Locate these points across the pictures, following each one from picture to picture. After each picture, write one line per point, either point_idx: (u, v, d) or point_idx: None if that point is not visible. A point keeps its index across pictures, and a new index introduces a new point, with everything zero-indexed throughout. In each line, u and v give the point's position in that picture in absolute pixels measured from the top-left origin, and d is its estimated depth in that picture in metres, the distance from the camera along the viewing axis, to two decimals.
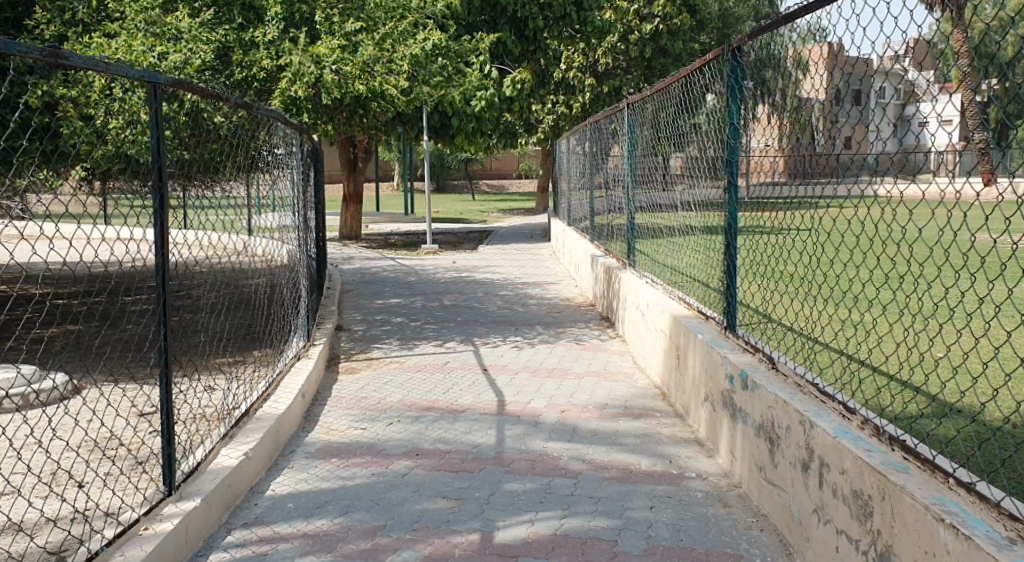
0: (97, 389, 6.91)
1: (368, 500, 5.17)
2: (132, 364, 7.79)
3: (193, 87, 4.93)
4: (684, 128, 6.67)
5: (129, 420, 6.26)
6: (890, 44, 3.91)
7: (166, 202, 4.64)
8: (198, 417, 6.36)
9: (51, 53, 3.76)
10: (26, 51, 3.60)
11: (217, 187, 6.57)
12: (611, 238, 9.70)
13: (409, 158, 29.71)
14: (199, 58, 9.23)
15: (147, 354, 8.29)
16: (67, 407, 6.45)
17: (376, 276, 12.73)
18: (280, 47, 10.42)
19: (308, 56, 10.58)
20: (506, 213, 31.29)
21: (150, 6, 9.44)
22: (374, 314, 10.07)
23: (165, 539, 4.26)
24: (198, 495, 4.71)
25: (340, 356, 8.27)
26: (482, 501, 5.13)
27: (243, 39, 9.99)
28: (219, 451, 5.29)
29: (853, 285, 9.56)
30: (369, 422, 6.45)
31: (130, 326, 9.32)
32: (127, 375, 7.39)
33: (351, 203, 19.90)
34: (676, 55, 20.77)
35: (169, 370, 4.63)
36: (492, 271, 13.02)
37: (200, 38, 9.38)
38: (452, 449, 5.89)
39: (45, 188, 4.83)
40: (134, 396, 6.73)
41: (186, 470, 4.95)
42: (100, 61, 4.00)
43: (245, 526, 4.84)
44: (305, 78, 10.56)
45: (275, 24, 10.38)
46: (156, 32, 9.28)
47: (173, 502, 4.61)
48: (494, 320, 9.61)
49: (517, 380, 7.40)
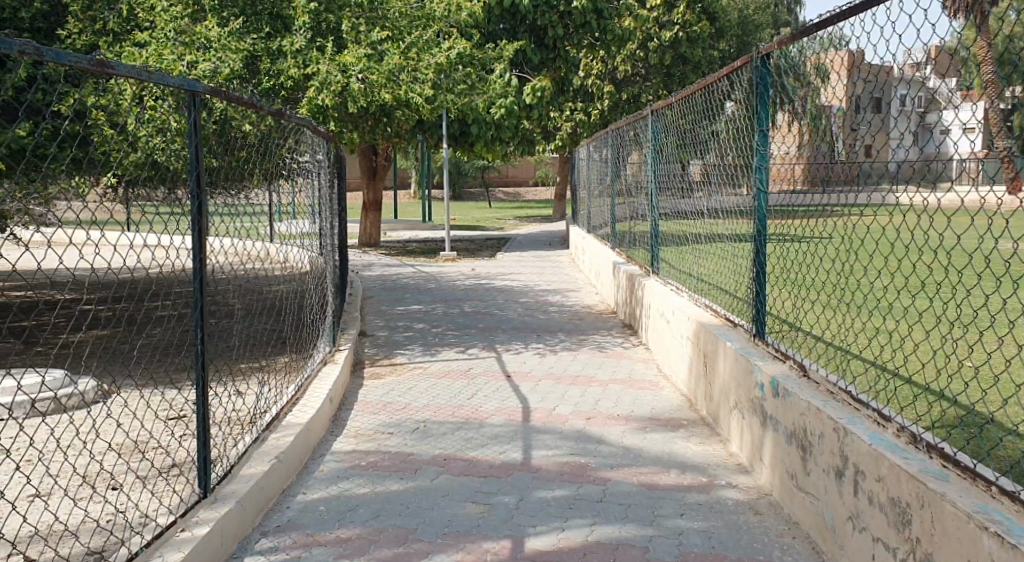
0: (134, 394, 7.05)
1: (399, 504, 5.22)
2: (166, 371, 7.95)
3: (231, 96, 5.05)
4: (707, 137, 6.74)
5: (167, 424, 6.38)
6: (909, 53, 3.99)
7: (205, 208, 4.69)
8: (232, 420, 6.43)
9: (99, 63, 3.88)
10: (77, 62, 3.75)
11: (242, 195, 6.59)
12: (634, 246, 9.65)
13: (428, 166, 29.80)
14: (228, 67, 9.45)
15: (177, 358, 8.47)
16: (106, 409, 6.62)
17: (396, 283, 12.79)
18: (306, 56, 10.27)
19: (335, 65, 10.33)
20: (526, 219, 31.42)
21: (178, 16, 9.70)
22: (394, 321, 10.12)
23: (202, 541, 4.30)
24: (233, 497, 4.76)
25: (365, 361, 8.34)
26: (511, 507, 5.17)
27: (271, 48, 10.16)
28: (252, 454, 5.34)
29: (893, 297, 9.58)
30: (395, 428, 6.51)
31: (160, 332, 9.48)
32: (161, 382, 7.55)
33: (370, 211, 19.73)
34: (697, 63, 19.52)
35: (206, 377, 4.66)
36: (512, 277, 13.16)
37: (229, 47, 9.58)
38: (480, 456, 5.94)
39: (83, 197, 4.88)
40: (169, 400, 6.85)
41: (219, 473, 5.01)
42: (142, 70, 4.08)
43: (278, 531, 4.88)
44: (332, 87, 10.26)
45: (303, 32, 10.35)
46: (186, 41, 9.53)
47: (208, 504, 4.66)
48: (516, 327, 9.64)
49: (541, 387, 7.44)
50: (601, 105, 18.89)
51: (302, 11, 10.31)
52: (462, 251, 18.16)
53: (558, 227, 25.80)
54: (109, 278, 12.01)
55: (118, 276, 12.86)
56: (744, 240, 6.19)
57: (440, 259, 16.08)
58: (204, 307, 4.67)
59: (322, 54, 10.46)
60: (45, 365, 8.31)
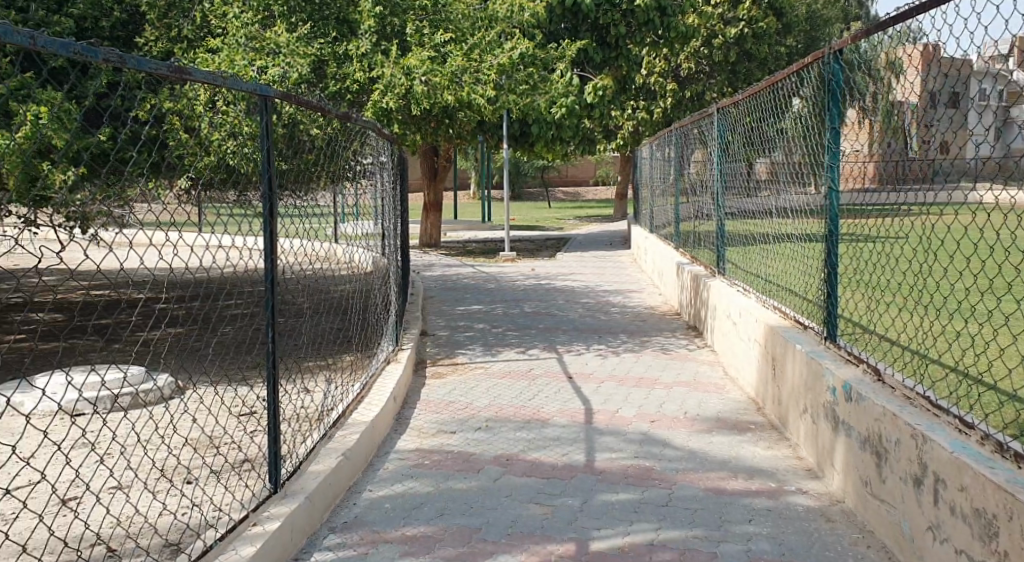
0: (205, 393, 7.16)
1: (462, 503, 5.19)
2: (235, 370, 8.08)
3: (302, 101, 5.13)
4: (774, 135, 6.59)
5: (236, 423, 6.46)
6: (992, 45, 3.85)
7: (274, 210, 4.79)
8: (300, 417, 6.48)
9: (178, 70, 3.99)
10: (156, 68, 3.86)
11: (307, 196, 6.60)
12: (699, 247, 9.49)
13: (489, 166, 29.80)
14: (296, 71, 9.56)
15: (248, 358, 8.68)
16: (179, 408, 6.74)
17: (457, 283, 12.79)
18: (372, 59, 10.45)
19: (399, 68, 10.50)
20: (588, 218, 31.26)
21: (248, 22, 9.79)
22: (455, 321, 10.10)
23: (272, 536, 4.32)
24: (302, 493, 4.78)
25: (427, 361, 8.33)
26: (575, 509, 5.09)
27: (337, 53, 10.25)
28: (319, 451, 5.35)
29: (972, 299, 9.29)
30: (457, 428, 6.47)
31: (230, 331, 9.63)
32: (233, 380, 7.75)
33: (430, 211, 19.77)
34: (763, 59, 19.52)
35: (275, 373, 4.74)
36: (573, 277, 13.07)
37: (297, 52, 9.68)
38: (543, 457, 5.88)
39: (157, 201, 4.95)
40: (238, 400, 6.95)
41: (288, 469, 5.04)
42: (217, 75, 4.19)
43: (346, 527, 4.88)
44: (396, 90, 10.53)
45: (368, 36, 10.39)
46: (256, 47, 9.64)
47: (277, 499, 4.68)
48: (578, 328, 9.56)
49: (604, 389, 7.35)
50: (664, 103, 18.50)
51: (368, 14, 10.38)
52: (523, 251, 18.10)
53: (620, 226, 25.60)
54: (181, 279, 12.25)
55: (187, 277, 13.09)
56: (815, 241, 6.03)
57: (500, 260, 16.05)
58: (274, 305, 4.69)
59: (386, 57, 10.60)
60: (123, 363, 8.58)
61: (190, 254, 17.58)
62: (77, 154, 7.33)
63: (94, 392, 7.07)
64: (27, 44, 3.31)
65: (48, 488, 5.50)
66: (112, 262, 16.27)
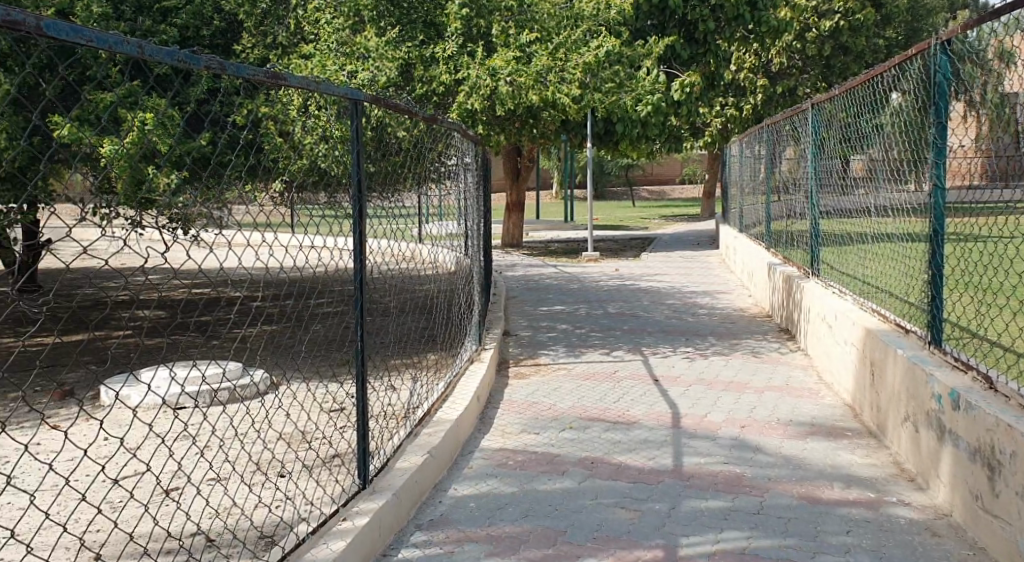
0: (296, 392, 7.27)
1: (547, 505, 5.10)
2: (325, 367, 8.21)
3: (392, 105, 5.24)
4: (871, 131, 6.32)
5: (325, 422, 6.53)
6: None
7: (365, 212, 4.83)
8: (386, 414, 6.51)
9: (273, 75, 4.14)
10: (254, 74, 4.02)
11: (393, 198, 6.58)
12: (792, 247, 9.21)
13: (571, 165, 29.71)
14: (385, 75, 10.30)
15: (336, 355, 8.76)
16: (270, 407, 6.88)
17: (540, 283, 12.70)
18: (458, 61, 11.16)
19: (484, 70, 11.13)
20: (672, 219, 30.87)
21: (340, 28, 10.36)
22: (538, 321, 10.01)
23: (360, 533, 4.36)
24: (389, 490, 4.79)
25: (509, 361, 8.25)
26: (662, 515, 4.94)
27: (424, 55, 10.90)
28: (405, 449, 5.35)
29: None
30: (541, 429, 6.36)
31: (318, 329, 9.81)
32: (322, 377, 7.85)
33: (513, 211, 19.78)
34: (858, 52, 19.40)
35: (365, 373, 4.71)
36: (659, 278, 12.85)
37: (386, 56, 10.35)
38: (629, 460, 5.74)
39: (251, 203, 5.01)
40: (326, 399, 7.03)
41: (375, 467, 5.07)
42: (312, 82, 4.39)
43: (431, 525, 4.88)
44: (480, 91, 11.11)
45: (454, 39, 11.16)
46: (347, 52, 10.23)
47: (365, 497, 4.71)
48: (664, 329, 9.38)
49: (691, 392, 7.16)
50: (754, 98, 18.63)
51: (454, 18, 11.14)
52: (607, 251, 17.94)
53: (707, 226, 25.21)
54: (274, 279, 12.49)
55: (277, 277, 13.30)
56: (918, 241, 5.75)
57: (584, 260, 15.92)
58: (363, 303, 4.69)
59: (473, 59, 11.34)
60: (219, 359, 8.78)
61: (282, 254, 17.90)
62: (179, 159, 7.53)
63: (194, 386, 7.28)
64: (135, 53, 3.46)
65: (152, 479, 5.69)
66: (207, 261, 16.66)
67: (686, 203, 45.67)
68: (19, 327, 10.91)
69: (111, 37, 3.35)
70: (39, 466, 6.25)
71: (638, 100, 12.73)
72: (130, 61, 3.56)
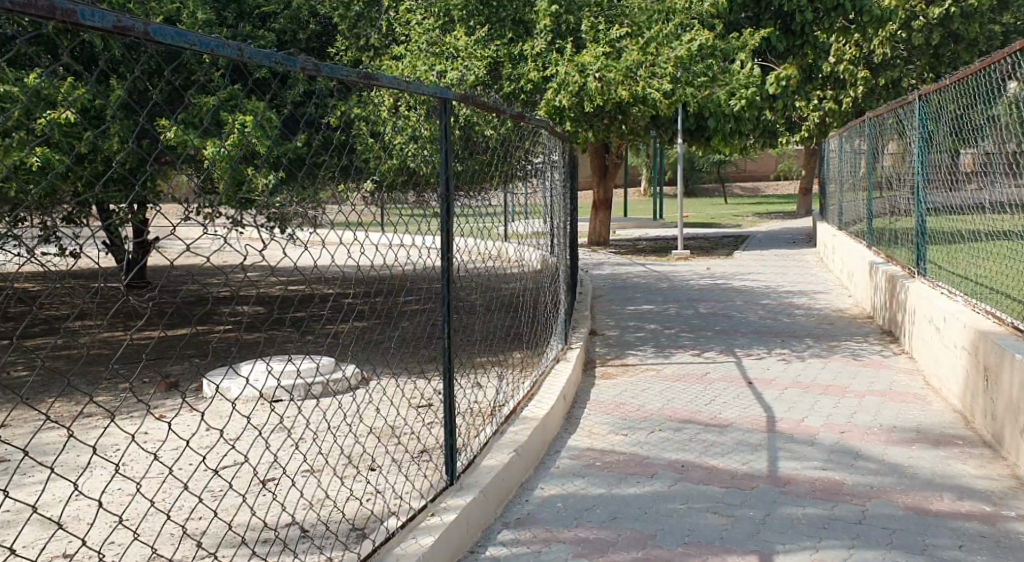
0: (384, 388, 7.27)
1: (636, 508, 4.95)
2: (415, 363, 8.22)
3: (483, 104, 5.25)
4: (984, 122, 5.97)
5: (412, 417, 6.50)
6: None
7: (452, 209, 4.90)
8: (473, 411, 6.44)
9: (366, 76, 4.17)
10: (348, 75, 4.06)
11: (480, 197, 6.49)
12: (895, 245, 8.83)
13: (661, 162, 29.33)
14: (473, 74, 10.27)
15: (423, 352, 8.74)
16: (358, 401, 6.87)
17: (628, 282, 12.50)
18: (547, 57, 11.28)
19: (573, 65, 10.95)
20: (766, 216, 30.16)
21: (429, 29, 10.57)
22: (626, 321, 9.82)
23: (449, 529, 4.31)
24: (476, 486, 4.72)
25: (596, 361, 8.08)
26: (757, 521, 4.74)
27: (512, 54, 11.21)
28: (492, 446, 5.26)
29: None
30: (630, 429, 6.19)
31: (405, 325, 9.85)
32: (409, 373, 7.83)
33: (600, 210, 19.51)
34: (973, 40, 17.50)
35: (453, 371, 4.61)
36: (752, 277, 12.52)
37: (475, 55, 10.42)
38: (723, 464, 5.53)
39: (340, 201, 4.98)
40: (412, 395, 7.00)
41: (463, 463, 4.99)
42: (403, 81, 4.42)
43: (519, 523, 4.80)
44: (569, 87, 10.80)
45: (544, 36, 11.31)
46: (436, 52, 10.34)
47: (453, 493, 4.64)
48: (758, 330, 9.09)
49: (787, 395, 6.89)
50: (854, 92, 17.95)
51: (544, 14, 11.16)
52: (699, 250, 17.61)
53: (804, 223, 24.53)
54: (365, 276, 12.57)
55: (367, 274, 13.40)
56: None
57: (674, 258, 15.66)
58: (451, 298, 4.62)
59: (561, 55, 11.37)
60: (313, 354, 8.87)
61: (372, 252, 18.05)
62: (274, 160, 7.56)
63: (289, 379, 7.34)
64: (236, 56, 3.46)
65: (245, 470, 5.72)
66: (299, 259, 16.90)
67: (779, 200, 44.69)
68: (126, 321, 11.21)
69: (213, 42, 3.38)
70: (135, 454, 6.36)
71: (732, 93, 12.46)
72: (231, 64, 3.56)
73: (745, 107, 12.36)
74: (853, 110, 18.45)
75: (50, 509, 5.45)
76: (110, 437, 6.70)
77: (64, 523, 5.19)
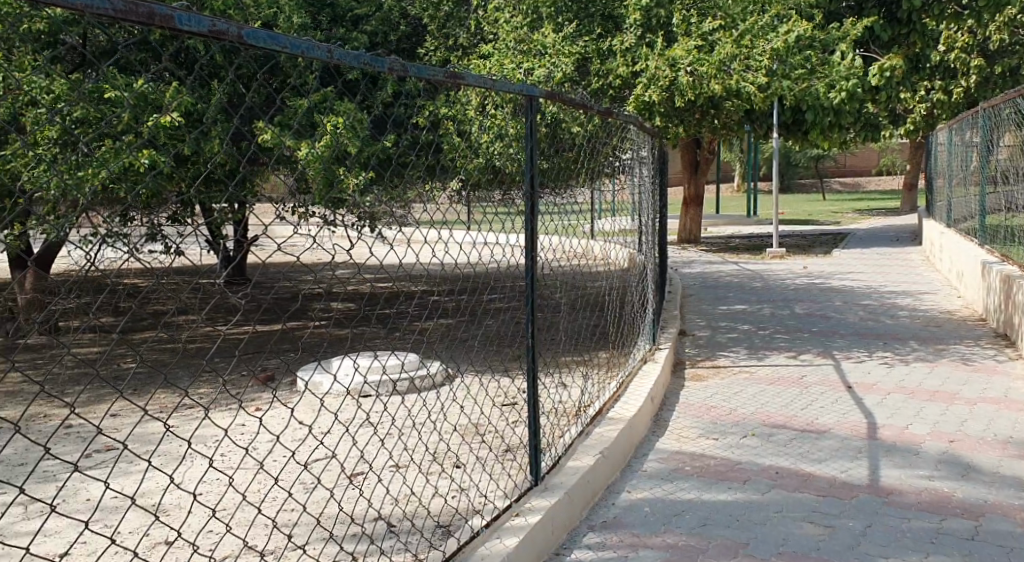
0: (468, 386, 7.12)
1: (727, 515, 4.69)
2: (499, 362, 8.07)
3: (572, 102, 5.10)
4: None
5: (496, 417, 6.34)
6: None
7: (536, 208, 4.80)
8: (558, 411, 6.25)
9: (453, 76, 4.08)
10: (433, 75, 3.96)
11: (565, 194, 6.30)
12: (1011, 243, 8.32)
13: (756, 157, 28.68)
14: (559, 71, 10.52)
15: (509, 350, 8.58)
16: (441, 399, 6.73)
17: (721, 280, 12.18)
18: (636, 52, 11.13)
19: (664, 61, 10.84)
20: (871, 212, 29.18)
21: (519, 28, 10.99)
22: (718, 320, 9.51)
23: (534, 530, 4.12)
24: (562, 488, 4.52)
25: (685, 362, 7.80)
26: (857, 533, 4.45)
27: (600, 49, 11.17)
28: (577, 447, 5.06)
29: None
30: (721, 433, 5.92)
31: (489, 324, 9.72)
32: (494, 372, 7.67)
33: (691, 206, 19.13)
34: None
35: (536, 369, 4.43)
36: (852, 277, 12.05)
37: (562, 52, 10.74)
38: (821, 471, 5.23)
39: (423, 194, 4.85)
40: (497, 394, 6.85)
41: (548, 463, 4.81)
42: (490, 79, 4.28)
43: (605, 526, 4.59)
44: (659, 83, 10.80)
45: (633, 30, 11.23)
46: (524, 48, 10.74)
47: (537, 494, 4.46)
48: (858, 332, 8.69)
49: (890, 401, 6.53)
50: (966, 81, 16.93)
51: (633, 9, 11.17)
52: (796, 247, 17.11)
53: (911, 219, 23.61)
54: (453, 272, 12.49)
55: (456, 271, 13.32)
56: None
57: (769, 256, 15.25)
58: (536, 294, 4.45)
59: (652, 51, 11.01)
60: (398, 350, 8.80)
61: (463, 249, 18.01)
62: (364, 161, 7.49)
63: (375, 375, 7.25)
64: (325, 58, 3.42)
65: (327, 465, 5.64)
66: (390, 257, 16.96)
67: (880, 196, 43.34)
68: (221, 316, 11.35)
69: (305, 43, 3.33)
70: (220, 446, 6.35)
71: (832, 86, 12.04)
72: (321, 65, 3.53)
73: (845, 101, 11.87)
74: (964, 101, 17.61)
75: (150, 497, 5.45)
76: (198, 429, 6.72)
77: (162, 511, 5.18)
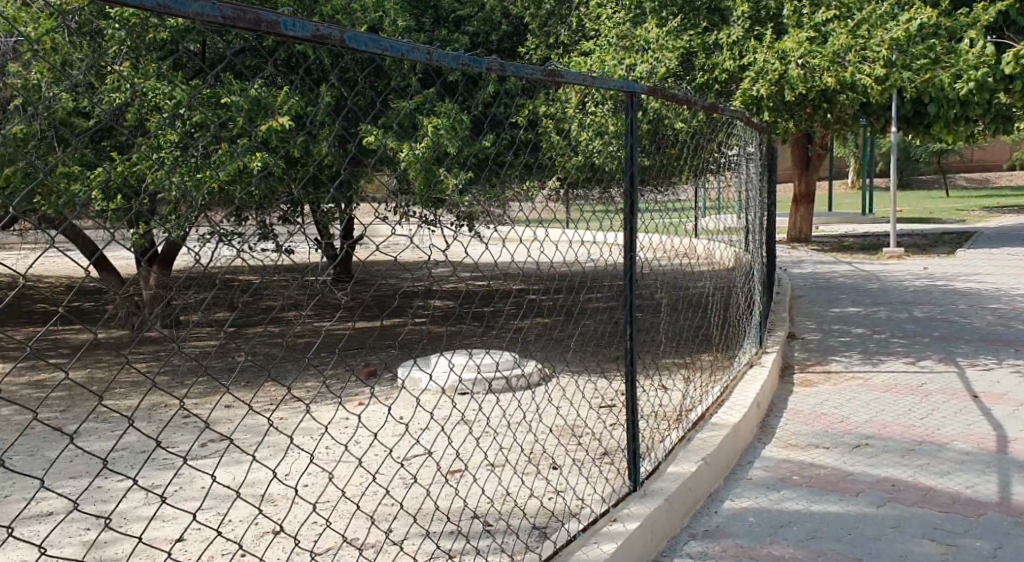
0: (562, 388, 6.82)
1: (839, 528, 4.30)
2: (597, 363, 7.76)
3: (674, 97, 4.71)
4: None
5: (591, 419, 6.03)
6: None
7: (637, 207, 4.42)
8: (658, 415, 5.90)
9: (550, 74, 3.76)
10: (532, 73, 3.67)
11: (667, 190, 5.94)
12: None
13: (872, 153, 27.56)
14: (664, 66, 9.76)
15: (606, 351, 8.27)
16: (533, 401, 6.45)
17: (833, 282, 11.63)
18: (744, 46, 10.35)
19: (772, 53, 10.03)
20: (998, 209, 27.69)
21: (622, 23, 10.27)
22: (829, 324, 9.01)
23: (632, 537, 3.81)
24: (662, 494, 4.20)
25: (794, 367, 7.35)
26: (985, 555, 4.01)
27: (707, 42, 10.37)
28: (678, 452, 4.72)
29: None
30: (833, 442, 5.50)
31: (587, 323, 9.42)
32: (591, 373, 7.37)
33: (801, 203, 18.54)
34: None
35: (636, 371, 4.12)
36: (976, 279, 11.34)
37: (666, 46, 9.86)
38: (943, 485, 4.78)
39: (516, 187, 4.57)
40: (594, 396, 6.54)
41: (648, 469, 4.48)
42: (591, 76, 3.93)
43: (707, 534, 4.25)
44: (768, 76, 9.96)
45: (740, 23, 10.43)
46: (626, 46, 10.08)
47: (636, 499, 4.14)
48: (983, 338, 8.09)
49: (1021, 412, 5.99)
50: None
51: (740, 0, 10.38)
52: (916, 248, 16.28)
53: None
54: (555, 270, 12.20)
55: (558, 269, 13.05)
56: None
57: (886, 256, 14.55)
58: (635, 291, 4.13)
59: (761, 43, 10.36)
60: (495, 349, 8.57)
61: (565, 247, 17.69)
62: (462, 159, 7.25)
63: (469, 373, 7.03)
64: (425, 61, 3.18)
65: (415, 464, 5.41)
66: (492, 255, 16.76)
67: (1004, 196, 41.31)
68: (319, 311, 11.31)
69: (405, 46, 3.08)
70: (308, 440, 6.20)
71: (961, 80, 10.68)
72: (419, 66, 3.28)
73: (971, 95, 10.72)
74: None
75: (257, 487, 5.31)
76: (289, 423, 6.61)
77: (269, 501, 5.05)
